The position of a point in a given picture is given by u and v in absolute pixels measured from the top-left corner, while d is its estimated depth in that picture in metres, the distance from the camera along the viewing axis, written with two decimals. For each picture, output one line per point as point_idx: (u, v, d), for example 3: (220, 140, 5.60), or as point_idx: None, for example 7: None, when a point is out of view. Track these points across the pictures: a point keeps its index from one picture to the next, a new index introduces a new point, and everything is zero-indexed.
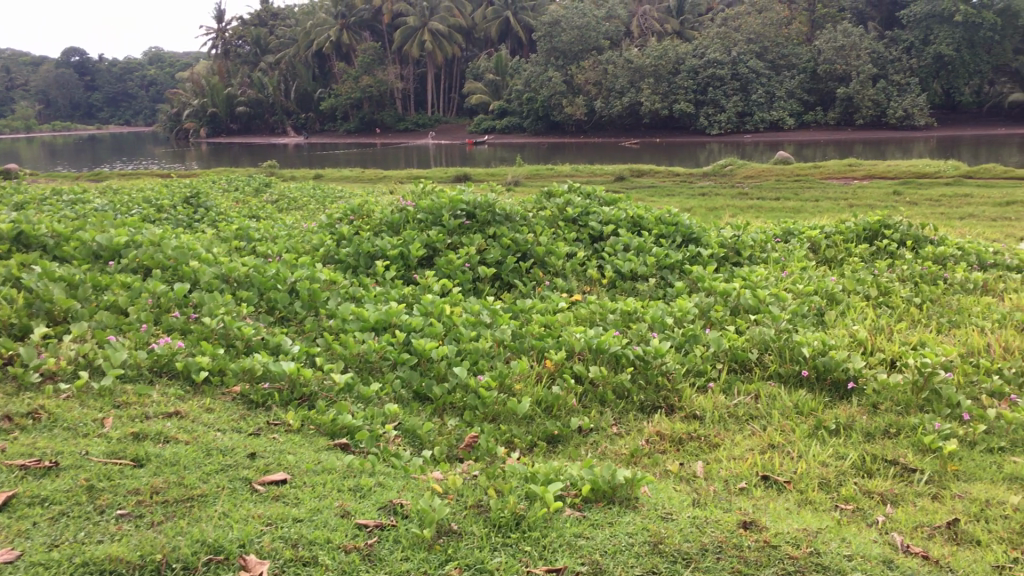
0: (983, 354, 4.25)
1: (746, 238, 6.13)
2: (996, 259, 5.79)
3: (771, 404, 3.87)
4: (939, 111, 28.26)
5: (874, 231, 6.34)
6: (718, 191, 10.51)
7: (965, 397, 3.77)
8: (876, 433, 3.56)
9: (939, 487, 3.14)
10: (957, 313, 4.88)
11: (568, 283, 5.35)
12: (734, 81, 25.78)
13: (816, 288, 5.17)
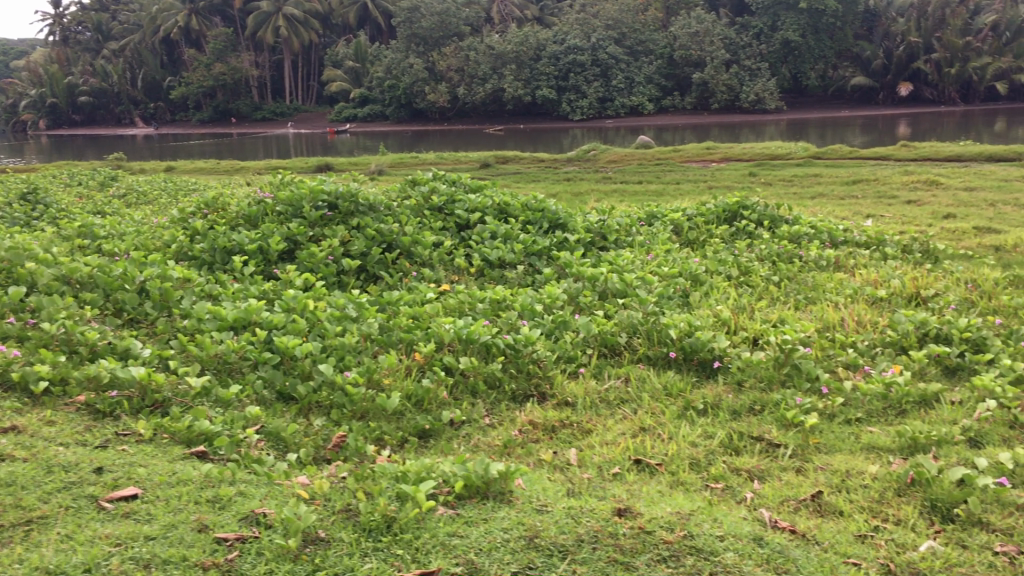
0: (839, 328, 4.40)
1: (611, 222, 6.18)
2: (847, 236, 6.03)
3: (641, 387, 3.90)
4: (788, 96, 29.51)
5: (733, 212, 6.50)
6: (582, 176, 10.63)
7: (824, 370, 3.89)
8: (742, 411, 3.63)
9: (802, 461, 3.22)
10: (813, 290, 5.04)
11: (436, 273, 5.26)
12: (594, 67, 26.18)
13: (680, 270, 5.25)
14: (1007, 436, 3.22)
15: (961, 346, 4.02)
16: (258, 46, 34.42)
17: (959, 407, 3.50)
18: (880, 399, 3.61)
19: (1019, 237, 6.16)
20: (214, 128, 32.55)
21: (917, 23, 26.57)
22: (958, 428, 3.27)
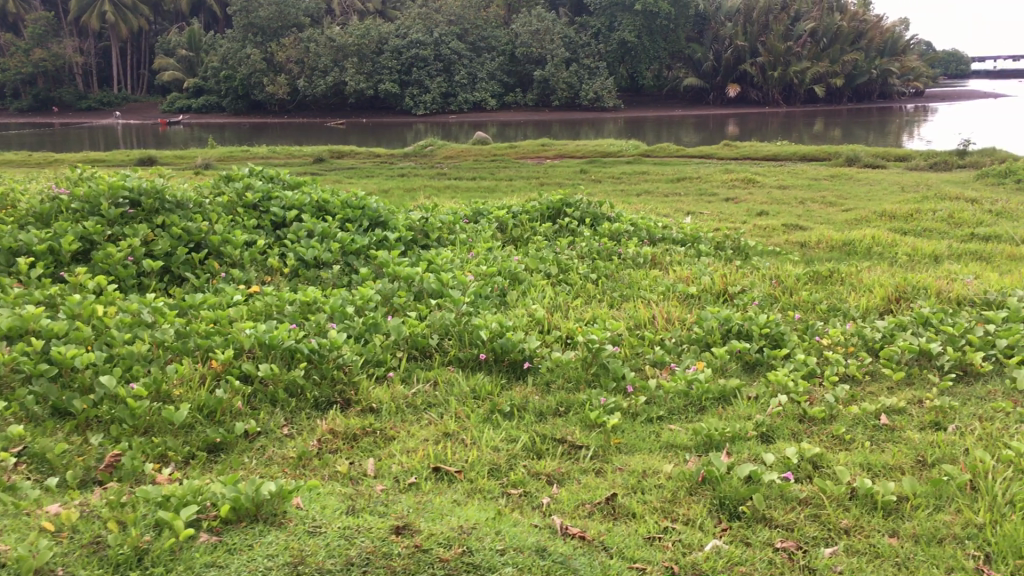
0: (649, 326, 4.46)
1: (434, 220, 6.09)
2: (664, 234, 6.17)
3: (449, 391, 3.81)
4: (627, 95, 30.39)
5: (557, 210, 6.54)
6: (416, 172, 10.50)
7: (630, 369, 3.93)
8: (547, 413, 3.60)
9: (603, 461, 3.21)
10: (628, 287, 5.10)
11: (246, 274, 5.01)
12: (438, 62, 26.04)
13: (500, 268, 5.20)
14: (795, 430, 3.31)
15: (760, 342, 4.14)
16: (82, 31, 32.48)
17: (754, 402, 3.59)
18: (681, 397, 3.66)
19: (822, 234, 6.46)
20: (34, 117, 30.48)
21: (743, 28, 27.69)
22: (751, 423, 3.34)
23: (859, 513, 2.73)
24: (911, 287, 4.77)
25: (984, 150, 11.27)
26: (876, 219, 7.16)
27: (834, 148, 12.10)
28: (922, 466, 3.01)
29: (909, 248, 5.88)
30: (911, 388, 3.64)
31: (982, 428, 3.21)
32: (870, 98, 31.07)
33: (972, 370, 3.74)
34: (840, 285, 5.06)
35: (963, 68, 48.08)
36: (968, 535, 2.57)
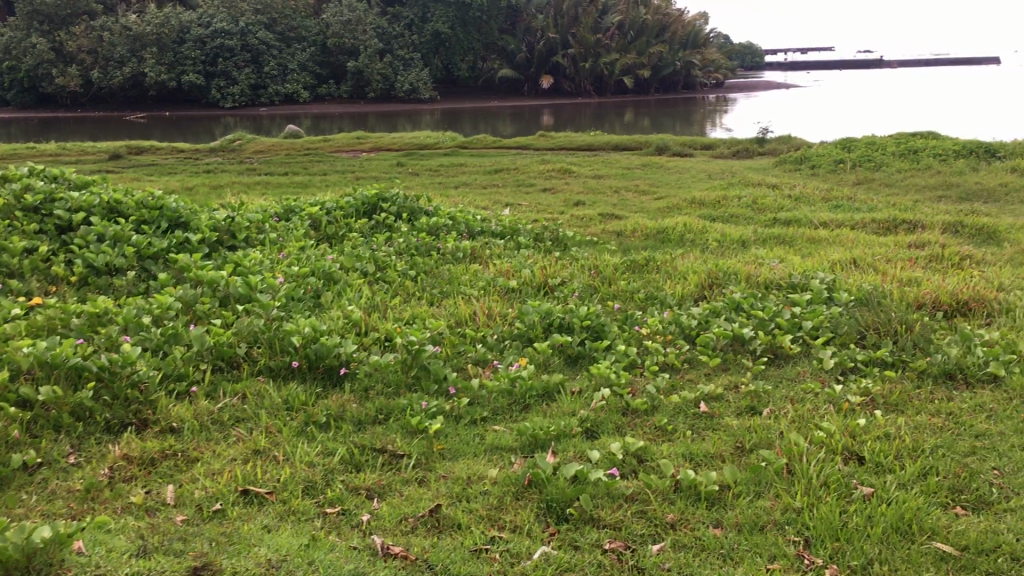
0: (470, 323, 4.33)
1: (240, 219, 5.73)
2: (483, 227, 6.08)
3: (259, 403, 3.55)
4: (442, 86, 30.29)
5: (372, 205, 6.32)
6: (223, 168, 9.95)
7: (452, 369, 3.79)
8: (366, 421, 3.41)
9: (426, 470, 3.05)
10: (448, 283, 4.97)
11: (26, 286, 4.51)
12: (245, 52, 24.95)
13: (313, 268, 4.94)
14: (619, 424, 3.27)
15: (581, 334, 4.11)
16: None
17: (577, 397, 3.53)
18: (505, 396, 3.56)
19: (636, 222, 6.57)
20: None
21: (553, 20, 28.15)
22: (575, 419, 3.27)
23: (685, 505, 2.70)
24: (722, 274, 4.88)
25: (780, 138, 11.90)
26: (687, 207, 7.37)
27: (644, 138, 12.46)
28: (741, 452, 3.02)
29: (719, 235, 6.06)
30: (727, 374, 3.70)
31: (793, 410, 3.27)
32: (674, 88, 32.56)
33: (782, 352, 3.84)
34: (656, 273, 5.12)
35: (758, 60, 51.12)
36: (787, 520, 2.58)
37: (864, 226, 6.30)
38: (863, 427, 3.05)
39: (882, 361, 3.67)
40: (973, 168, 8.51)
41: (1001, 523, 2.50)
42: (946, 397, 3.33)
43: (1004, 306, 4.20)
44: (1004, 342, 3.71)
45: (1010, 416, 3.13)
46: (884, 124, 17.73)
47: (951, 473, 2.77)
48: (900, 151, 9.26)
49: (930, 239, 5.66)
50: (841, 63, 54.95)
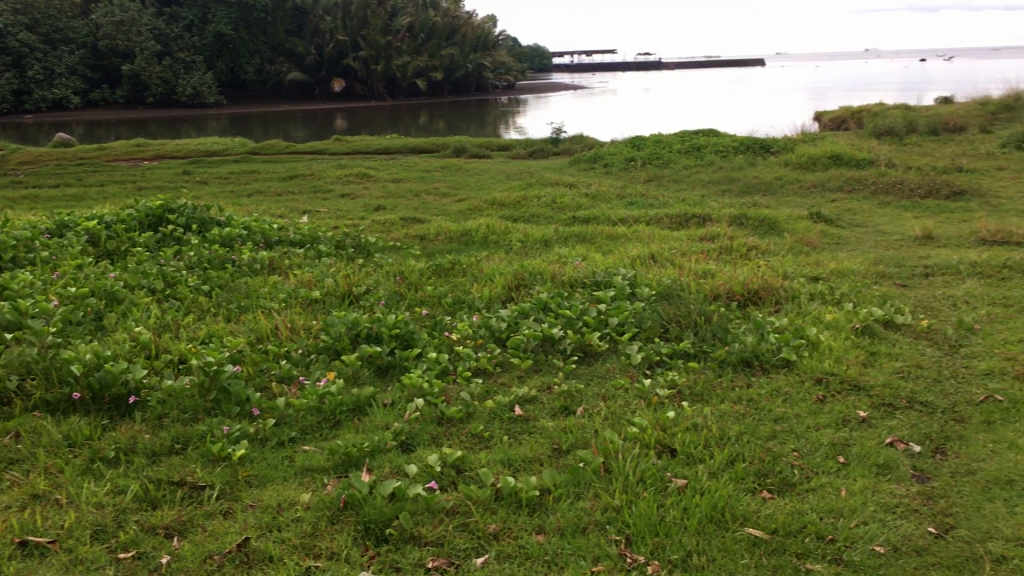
0: (271, 338, 4.10)
1: (5, 237, 5.18)
2: (280, 236, 5.82)
3: (37, 442, 3.18)
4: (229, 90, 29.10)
5: (158, 217, 5.90)
6: None
7: (254, 389, 3.56)
8: (161, 453, 3.14)
9: (231, 500, 2.83)
10: (245, 297, 4.71)
11: None
12: (4, 55, 22.86)
13: (93, 287, 4.53)
14: (435, 434, 3.17)
15: (391, 343, 3.98)
16: None
17: (390, 409, 3.40)
18: (314, 413, 3.38)
19: (439, 226, 6.51)
20: None
21: (342, 22, 27.71)
22: (389, 432, 3.14)
23: (506, 514, 2.61)
24: (528, 274, 4.90)
25: (573, 138, 12.23)
26: (488, 208, 7.40)
27: (440, 139, 12.46)
28: (558, 454, 2.98)
29: (521, 235, 6.10)
30: (539, 375, 3.69)
31: (606, 407, 3.30)
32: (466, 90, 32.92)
33: (591, 350, 3.88)
34: (462, 277, 5.08)
35: (546, 61, 52.63)
36: (608, 520, 2.54)
37: (658, 222, 6.54)
38: (673, 420, 3.10)
39: (685, 352, 3.78)
40: (751, 163, 9.06)
41: (804, 504, 2.59)
42: (746, 384, 3.48)
43: (790, 293, 4.46)
44: (794, 328, 3.92)
45: (804, 399, 3.30)
46: (666, 123, 18.69)
47: (757, 459, 2.86)
48: (685, 148, 9.72)
49: (719, 231, 5.94)
50: (622, 65, 57.59)
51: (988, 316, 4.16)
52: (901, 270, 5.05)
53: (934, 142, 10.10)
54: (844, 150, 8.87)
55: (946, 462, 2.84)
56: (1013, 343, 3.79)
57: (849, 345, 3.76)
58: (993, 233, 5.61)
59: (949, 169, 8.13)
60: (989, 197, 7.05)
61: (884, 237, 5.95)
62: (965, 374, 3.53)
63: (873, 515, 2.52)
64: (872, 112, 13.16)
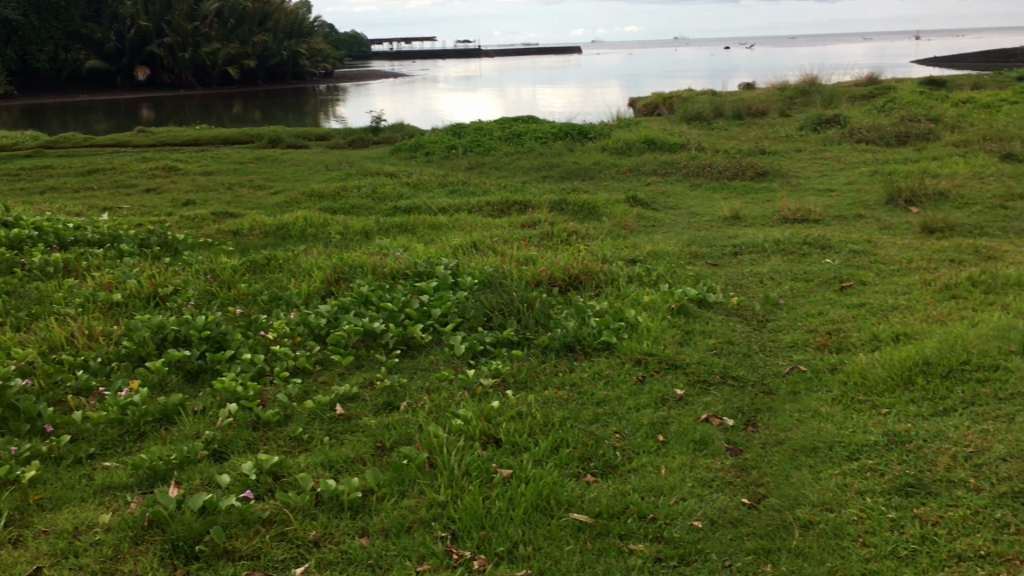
0: (67, 347, 3.79)
1: None
2: (77, 236, 5.40)
3: None
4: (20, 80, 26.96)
5: None
6: None
7: (47, 404, 3.27)
8: None
9: (20, 528, 2.57)
10: (37, 304, 4.33)
11: None
12: None
13: None
14: (250, 439, 3.01)
15: (201, 346, 3.76)
16: None
17: (201, 416, 3.20)
18: (116, 426, 3.14)
19: (254, 220, 6.24)
20: None
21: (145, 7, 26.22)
22: (199, 441, 2.95)
23: (327, 519, 2.49)
24: (348, 267, 4.76)
25: (393, 126, 12.07)
26: (306, 200, 7.18)
27: (255, 130, 12.00)
28: (382, 452, 2.88)
29: (340, 227, 5.95)
30: (361, 372, 3.58)
31: (429, 401, 3.23)
32: (283, 78, 31.96)
33: (414, 342, 3.80)
34: (279, 273, 4.89)
35: (365, 49, 51.88)
36: (433, 516, 2.47)
37: (480, 209, 6.54)
38: (497, 409, 3.07)
39: (509, 340, 3.77)
40: (569, 149, 9.22)
41: (626, 485, 2.62)
42: (568, 369, 3.50)
43: (609, 277, 4.54)
44: (614, 311, 3.98)
45: (624, 380, 3.36)
46: (487, 110, 18.80)
47: (580, 443, 2.87)
48: (505, 135, 9.78)
49: (539, 217, 5.99)
50: (443, 53, 57.62)
51: (792, 291, 4.38)
52: (711, 250, 5.25)
53: (738, 126, 10.61)
54: (656, 135, 9.17)
55: (757, 433, 2.95)
56: (813, 315, 4.00)
57: (665, 325, 3.85)
58: (793, 211, 5.92)
59: (753, 152, 8.55)
60: (789, 177, 7.46)
61: (695, 218, 6.18)
62: (773, 347, 3.70)
63: (691, 491, 2.57)
64: (681, 98, 13.70)
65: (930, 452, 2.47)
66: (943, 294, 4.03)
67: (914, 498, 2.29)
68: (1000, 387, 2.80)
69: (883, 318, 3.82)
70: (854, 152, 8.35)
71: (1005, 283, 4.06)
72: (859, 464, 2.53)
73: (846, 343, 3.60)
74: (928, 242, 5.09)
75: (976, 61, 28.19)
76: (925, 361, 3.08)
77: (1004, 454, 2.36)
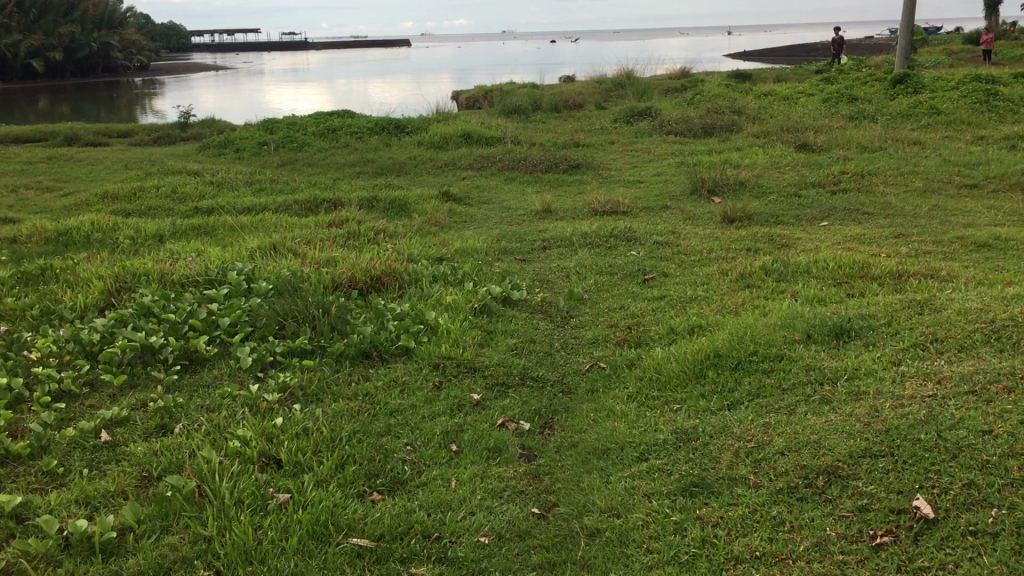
0: None
1: None
2: None
3: None
4: None
5: None
6: None
7: None
8: None
9: None
10: None
11: None
12: None
13: None
14: None
15: None
16: None
17: None
18: None
19: (34, 225, 5.70)
20: None
21: None
22: None
23: (73, 567, 2.20)
24: (130, 275, 4.39)
25: (203, 122, 11.47)
26: (98, 202, 6.65)
27: (49, 127, 11.12)
28: (147, 484, 2.61)
29: (131, 231, 5.52)
30: (135, 392, 3.26)
31: (207, 421, 2.96)
32: (91, 71, 30.04)
33: (198, 357, 3.51)
34: (53, 284, 4.45)
35: (183, 41, 49.59)
36: (197, 553, 2.22)
37: (287, 209, 6.24)
38: (280, 426, 2.84)
39: (301, 349, 3.54)
40: (385, 144, 9.00)
41: (413, 501, 2.46)
42: (363, 378, 3.32)
43: (413, 277, 4.38)
44: (414, 314, 3.82)
45: (420, 387, 3.21)
46: (310, 103, 18.32)
47: (367, 459, 2.68)
48: (319, 130, 9.45)
49: (347, 216, 5.76)
50: (266, 46, 55.88)
51: (596, 285, 4.36)
52: (521, 245, 5.19)
53: (555, 119, 10.70)
54: (473, 128, 9.09)
55: (552, 437, 2.87)
56: (615, 310, 3.99)
57: (466, 326, 3.73)
58: (603, 203, 5.95)
59: (568, 144, 8.62)
60: (601, 169, 7.54)
61: (508, 212, 6.12)
62: (574, 345, 3.65)
63: (480, 503, 2.45)
64: (501, 91, 13.73)
65: (715, 449, 2.45)
66: (738, 284, 4.11)
67: (698, 499, 2.25)
68: (783, 377, 2.83)
69: (681, 310, 3.85)
70: (664, 143, 8.55)
71: (794, 270, 4.18)
72: (647, 466, 2.49)
73: (644, 338, 3.59)
74: (727, 231, 5.21)
75: (778, 56, 29.87)
76: (716, 353, 3.09)
77: (782, 447, 2.35)
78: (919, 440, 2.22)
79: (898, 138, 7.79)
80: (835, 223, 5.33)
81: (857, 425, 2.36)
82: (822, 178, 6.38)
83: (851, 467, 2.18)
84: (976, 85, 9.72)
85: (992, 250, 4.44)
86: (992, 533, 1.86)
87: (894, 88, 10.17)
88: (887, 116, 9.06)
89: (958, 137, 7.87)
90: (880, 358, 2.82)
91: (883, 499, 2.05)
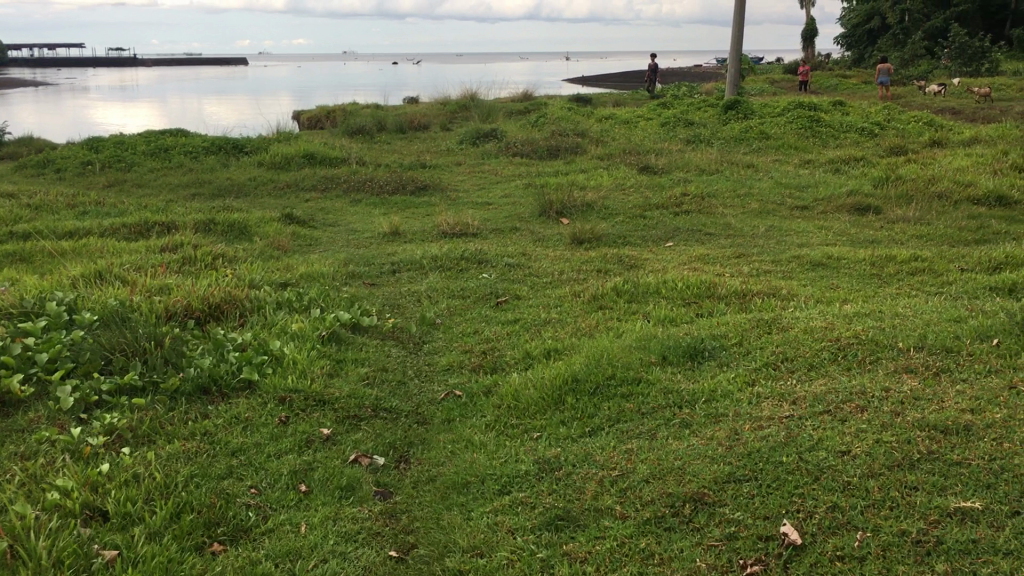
0: None
1: None
2: None
3: None
4: None
5: None
6: None
7: None
8: None
9: None
10: None
11: None
12: None
13: None
14: None
15: None
16: None
17: None
18: None
19: None
20: None
21: None
22: None
23: None
24: None
25: (19, 140, 10.66)
26: None
27: None
28: None
29: None
30: None
31: (22, 471, 2.64)
32: None
33: (11, 399, 3.16)
34: None
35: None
36: None
37: (114, 233, 5.83)
38: (106, 473, 2.56)
39: (130, 387, 3.25)
40: (223, 165, 8.61)
41: (258, 551, 2.27)
42: (201, 416, 3.07)
43: (255, 304, 4.14)
44: (256, 344, 3.59)
45: (265, 424, 3.00)
46: (142, 121, 17.46)
47: (206, 506, 2.45)
48: (150, 150, 8.95)
49: (182, 240, 5.43)
50: (91, 61, 53.01)
51: (448, 309, 4.26)
52: (369, 269, 5.02)
53: (401, 139, 10.57)
54: (316, 149, 8.83)
55: (409, 472, 2.73)
56: (468, 335, 3.89)
57: (313, 356, 3.53)
58: (452, 225, 5.87)
59: (414, 166, 8.50)
60: (448, 190, 7.46)
61: (355, 235, 5.94)
62: (428, 372, 3.52)
63: (333, 549, 2.28)
64: (344, 111, 13.48)
65: (578, 480, 2.38)
66: (590, 305, 4.10)
67: (564, 533, 2.17)
68: (643, 402, 2.79)
69: (535, 334, 3.79)
70: (510, 165, 8.56)
71: (645, 291, 4.20)
72: (510, 500, 2.39)
73: (500, 363, 3.51)
74: (578, 253, 5.23)
75: (616, 82, 30.85)
76: (574, 378, 3.03)
77: (646, 475, 2.31)
78: (781, 463, 2.22)
79: (734, 161, 8.09)
80: (679, 243, 5.44)
81: (719, 450, 2.34)
82: (664, 200, 6.52)
83: (716, 494, 2.15)
84: (800, 111, 10.28)
85: (826, 269, 4.62)
86: (859, 557, 1.86)
87: (726, 113, 10.63)
88: (721, 140, 9.43)
89: (787, 160, 8.26)
90: (735, 379, 2.84)
91: (750, 525, 2.02)
